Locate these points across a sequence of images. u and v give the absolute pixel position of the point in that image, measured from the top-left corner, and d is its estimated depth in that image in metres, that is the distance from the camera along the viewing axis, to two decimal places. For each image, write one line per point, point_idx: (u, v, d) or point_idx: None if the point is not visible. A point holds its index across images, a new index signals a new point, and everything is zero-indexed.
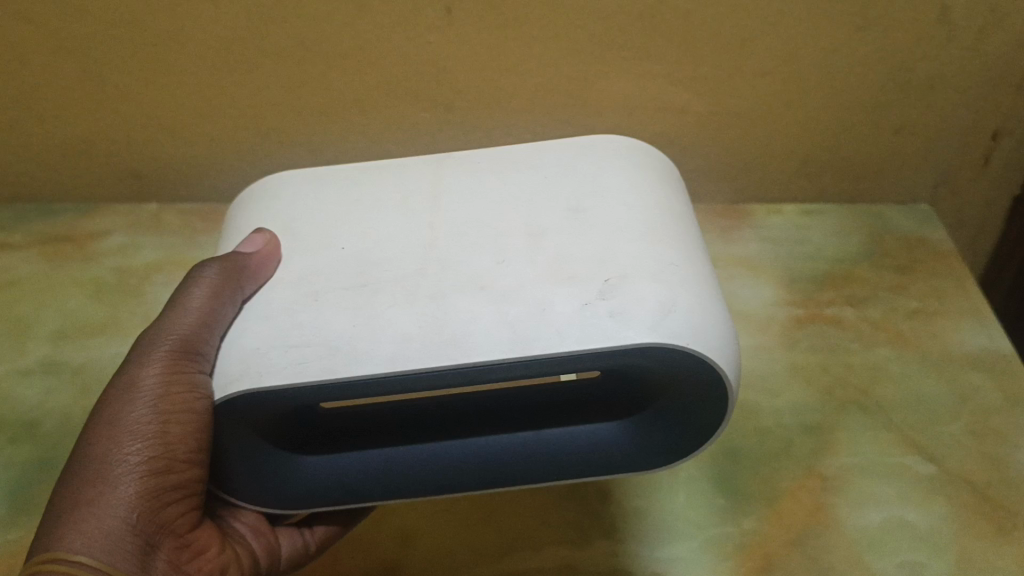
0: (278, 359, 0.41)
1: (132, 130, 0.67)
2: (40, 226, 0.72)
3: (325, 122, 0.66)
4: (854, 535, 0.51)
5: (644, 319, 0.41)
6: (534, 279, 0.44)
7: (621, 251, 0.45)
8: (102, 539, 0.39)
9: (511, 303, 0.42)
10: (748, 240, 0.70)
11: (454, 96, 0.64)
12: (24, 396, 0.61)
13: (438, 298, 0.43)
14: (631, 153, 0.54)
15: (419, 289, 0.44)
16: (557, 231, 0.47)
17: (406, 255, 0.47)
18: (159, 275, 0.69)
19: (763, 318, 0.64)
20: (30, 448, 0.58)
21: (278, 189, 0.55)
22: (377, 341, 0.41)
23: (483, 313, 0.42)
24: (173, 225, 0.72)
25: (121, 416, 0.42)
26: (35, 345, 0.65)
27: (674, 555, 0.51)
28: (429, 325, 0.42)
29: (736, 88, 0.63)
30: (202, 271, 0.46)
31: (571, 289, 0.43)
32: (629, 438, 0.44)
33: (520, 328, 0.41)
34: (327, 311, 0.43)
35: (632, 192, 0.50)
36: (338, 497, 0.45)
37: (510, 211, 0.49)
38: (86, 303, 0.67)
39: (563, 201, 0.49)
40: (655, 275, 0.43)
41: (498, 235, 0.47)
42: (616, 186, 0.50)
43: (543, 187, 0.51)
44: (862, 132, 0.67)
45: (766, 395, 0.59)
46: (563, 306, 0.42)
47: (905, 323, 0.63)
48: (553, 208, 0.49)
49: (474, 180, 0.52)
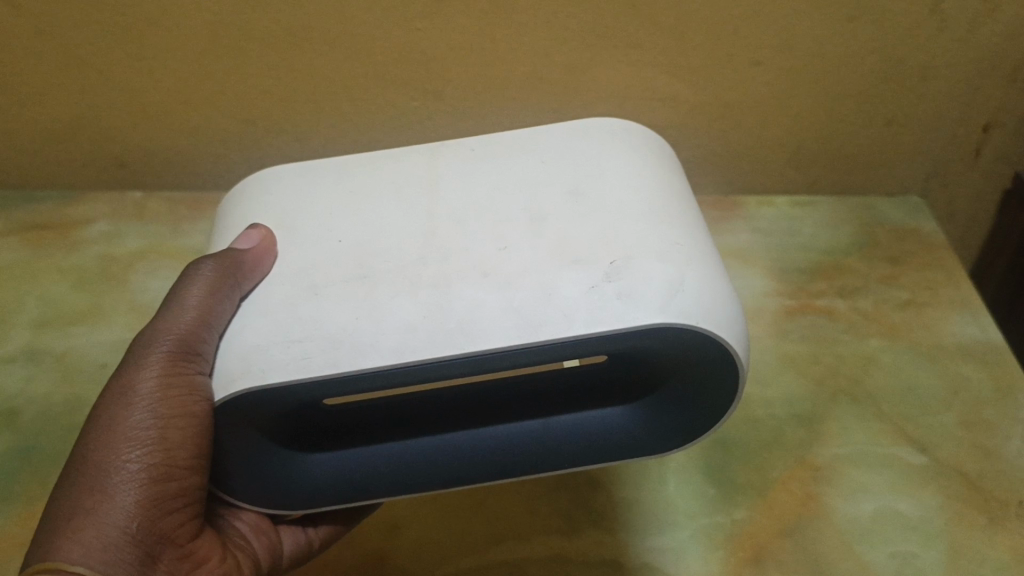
0: (280, 356, 0.40)
1: (116, 117, 0.66)
2: (21, 213, 0.71)
3: (313, 109, 0.65)
4: (845, 525, 0.50)
5: (654, 299, 0.40)
6: (541, 262, 0.43)
7: (624, 231, 0.44)
8: (101, 551, 0.37)
9: (516, 287, 0.42)
10: (740, 230, 0.70)
11: (443, 85, 0.63)
12: (5, 383, 0.59)
13: (442, 286, 0.42)
14: (628, 136, 0.53)
15: (424, 278, 0.43)
16: (560, 212, 0.46)
17: (409, 242, 0.46)
18: (144, 263, 0.67)
19: (754, 308, 0.64)
20: (11, 436, 0.55)
21: (270, 182, 0.54)
22: (381, 333, 0.40)
23: (488, 299, 0.41)
24: (158, 214, 0.71)
25: (118, 421, 0.40)
26: (17, 331, 0.62)
27: (665, 545, 0.50)
28: (433, 314, 0.41)
29: (728, 79, 0.63)
30: (199, 268, 0.45)
31: (578, 271, 0.42)
32: (641, 421, 0.44)
33: (527, 313, 0.40)
34: (328, 303, 0.43)
35: (631, 173, 0.49)
36: (348, 493, 0.44)
37: (512, 197, 0.48)
38: (69, 292, 0.65)
39: (565, 184, 0.49)
40: (659, 251, 0.43)
41: (500, 221, 0.46)
42: (615, 168, 0.50)
43: (543, 173, 0.50)
44: (854, 123, 0.66)
45: (757, 385, 0.58)
46: (569, 290, 0.41)
47: (896, 314, 0.63)
48: (555, 192, 0.48)
49: (472, 168, 0.51)
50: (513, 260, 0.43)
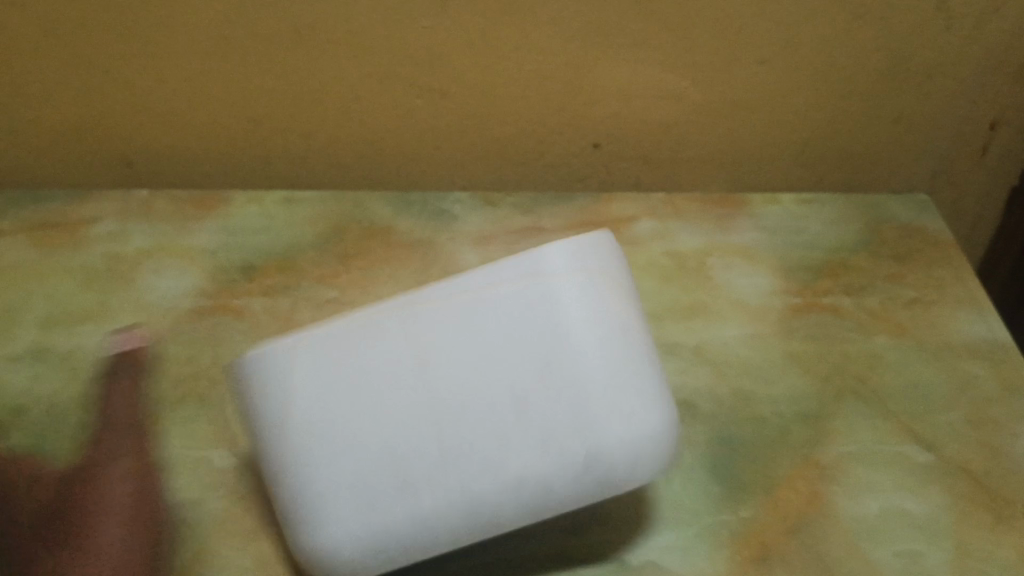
0: (342, 471, 0.44)
1: (121, 115, 0.66)
2: (26, 212, 0.68)
3: (320, 108, 0.66)
4: (851, 525, 0.50)
5: (630, 446, 0.45)
6: (551, 448, 0.44)
7: (605, 402, 0.44)
8: None
9: (525, 481, 0.45)
10: (747, 229, 0.69)
11: (448, 83, 0.64)
12: (11, 384, 0.56)
13: (455, 457, 0.44)
14: (584, 250, 0.46)
15: (450, 472, 0.44)
16: (553, 402, 0.44)
17: (417, 427, 0.44)
18: (151, 262, 0.65)
19: (759, 306, 0.62)
20: (19, 436, 0.54)
21: None
22: (427, 501, 0.44)
23: (512, 458, 0.44)
24: (165, 212, 0.69)
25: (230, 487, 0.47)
26: (23, 330, 0.60)
27: (669, 543, 0.49)
28: (481, 473, 0.44)
29: (726, 78, 0.65)
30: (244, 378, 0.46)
31: (564, 458, 0.45)
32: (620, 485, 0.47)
33: (551, 442, 0.44)
34: (350, 461, 0.44)
35: (591, 289, 0.45)
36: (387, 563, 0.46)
37: (493, 381, 0.44)
38: (77, 292, 0.62)
39: (533, 309, 0.44)
40: (636, 435, 0.45)
41: (504, 420, 0.44)
42: (577, 293, 0.44)
43: (514, 321, 0.44)
44: (860, 122, 0.68)
45: (762, 383, 0.57)
46: (576, 450, 0.45)
47: (905, 314, 0.62)
48: (535, 366, 0.44)
49: (434, 313, 0.45)
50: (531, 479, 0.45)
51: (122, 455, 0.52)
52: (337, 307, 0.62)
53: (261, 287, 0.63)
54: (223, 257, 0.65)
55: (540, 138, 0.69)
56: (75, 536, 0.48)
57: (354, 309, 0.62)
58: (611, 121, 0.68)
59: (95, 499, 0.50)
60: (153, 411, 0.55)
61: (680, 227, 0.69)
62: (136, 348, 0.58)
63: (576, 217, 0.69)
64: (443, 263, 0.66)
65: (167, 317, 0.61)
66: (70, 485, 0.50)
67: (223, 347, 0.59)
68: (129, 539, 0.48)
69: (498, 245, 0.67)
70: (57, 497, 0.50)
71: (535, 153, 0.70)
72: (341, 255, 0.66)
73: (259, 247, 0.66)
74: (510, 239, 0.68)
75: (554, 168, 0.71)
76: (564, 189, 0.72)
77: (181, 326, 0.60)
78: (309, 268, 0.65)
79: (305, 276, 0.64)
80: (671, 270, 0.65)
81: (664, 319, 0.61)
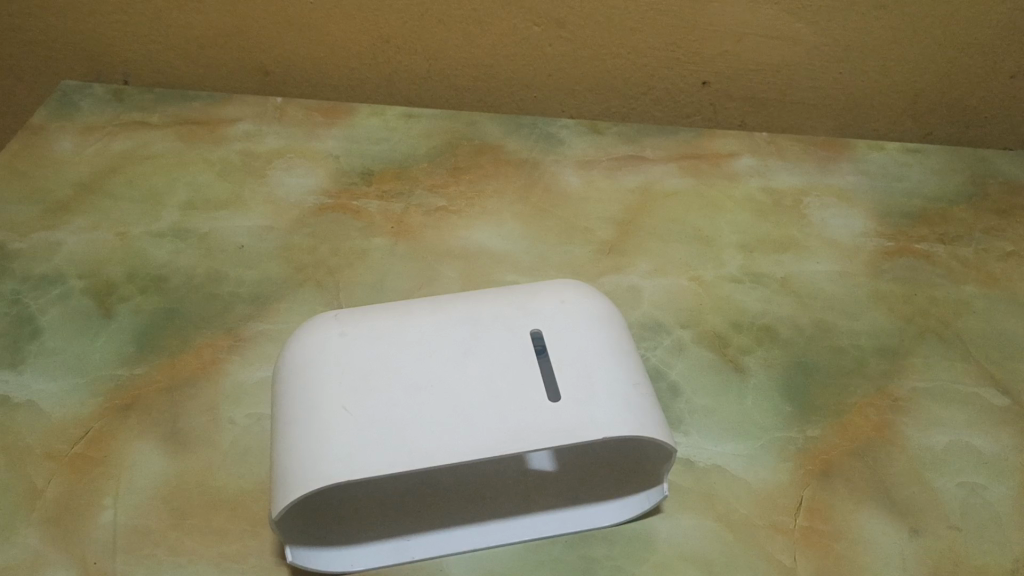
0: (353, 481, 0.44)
1: (260, 26, 0.71)
2: (176, 111, 0.75)
3: (443, 32, 0.70)
4: (917, 453, 0.51)
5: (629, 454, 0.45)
6: (549, 420, 0.43)
7: (594, 379, 0.45)
8: None
9: None
10: (846, 172, 0.70)
11: (566, 12, 0.67)
12: (154, 254, 0.63)
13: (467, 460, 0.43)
14: (580, 300, 0.49)
15: (447, 423, 0.43)
16: (537, 383, 0.45)
17: (417, 393, 0.45)
18: (281, 161, 0.71)
19: (852, 246, 0.64)
20: (159, 298, 0.60)
21: (286, 387, 0.47)
22: None
23: None
24: (297, 119, 0.75)
25: None
26: (167, 212, 0.67)
27: (734, 451, 0.51)
28: None
29: (845, 19, 0.66)
30: (288, 407, 0.45)
31: None
32: (627, 492, 0.48)
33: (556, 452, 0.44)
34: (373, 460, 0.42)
35: (586, 322, 0.48)
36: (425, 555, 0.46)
37: (484, 367, 0.46)
38: (214, 180, 0.69)
39: (524, 346, 0.47)
40: (627, 408, 0.44)
41: (497, 385, 0.45)
42: (572, 311, 0.49)
43: (508, 343, 0.47)
44: (974, 73, 0.69)
45: (846, 317, 0.59)
46: (569, 416, 0.44)
47: (998, 264, 0.63)
48: (523, 360, 0.46)
49: (436, 328, 0.48)
50: (529, 442, 0.43)
51: (248, 324, 0.58)
52: (444, 215, 0.66)
53: (376, 191, 0.68)
54: (346, 162, 0.71)
55: (651, 73, 0.71)
56: (190, 391, 0.54)
57: (460, 218, 0.66)
58: (722, 59, 0.70)
59: (222, 358, 0.56)
60: (276, 290, 0.60)
61: (779, 166, 0.71)
62: (263, 236, 0.64)
63: (677, 149, 0.72)
64: (547, 183, 0.69)
65: (293, 211, 0.66)
66: (201, 345, 0.57)
67: (340, 241, 0.64)
68: (248, 398, 0.54)
69: (600, 170, 0.70)
70: (187, 353, 0.56)
71: (645, 88, 0.73)
72: (452, 167, 0.70)
73: (378, 156, 0.71)
74: (613, 165, 0.71)
75: (661, 104, 0.74)
76: (668, 124, 0.75)
77: (305, 219, 0.66)
78: (421, 177, 0.70)
79: (418, 185, 0.69)
80: (764, 207, 0.67)
81: (754, 251, 0.64)
